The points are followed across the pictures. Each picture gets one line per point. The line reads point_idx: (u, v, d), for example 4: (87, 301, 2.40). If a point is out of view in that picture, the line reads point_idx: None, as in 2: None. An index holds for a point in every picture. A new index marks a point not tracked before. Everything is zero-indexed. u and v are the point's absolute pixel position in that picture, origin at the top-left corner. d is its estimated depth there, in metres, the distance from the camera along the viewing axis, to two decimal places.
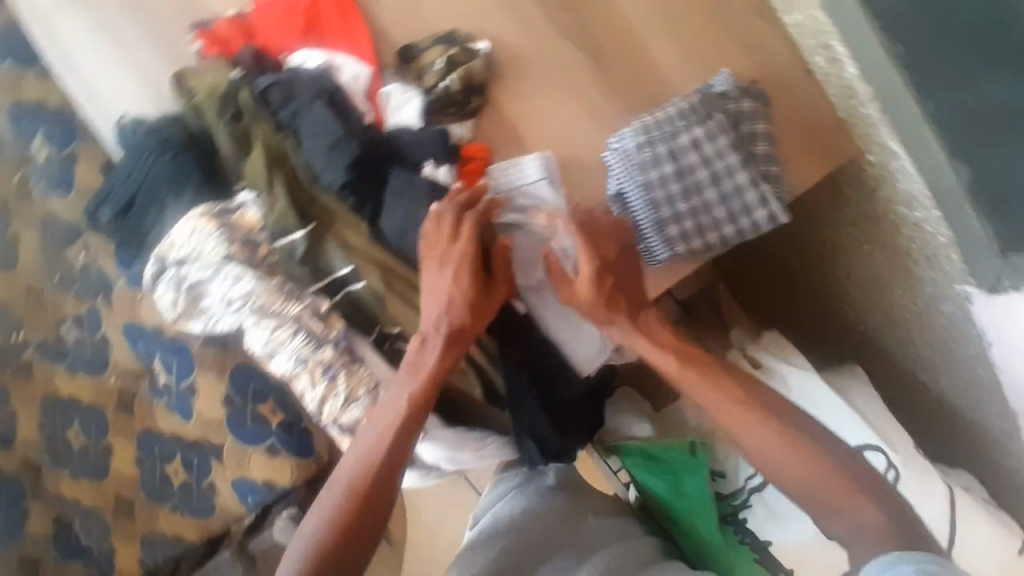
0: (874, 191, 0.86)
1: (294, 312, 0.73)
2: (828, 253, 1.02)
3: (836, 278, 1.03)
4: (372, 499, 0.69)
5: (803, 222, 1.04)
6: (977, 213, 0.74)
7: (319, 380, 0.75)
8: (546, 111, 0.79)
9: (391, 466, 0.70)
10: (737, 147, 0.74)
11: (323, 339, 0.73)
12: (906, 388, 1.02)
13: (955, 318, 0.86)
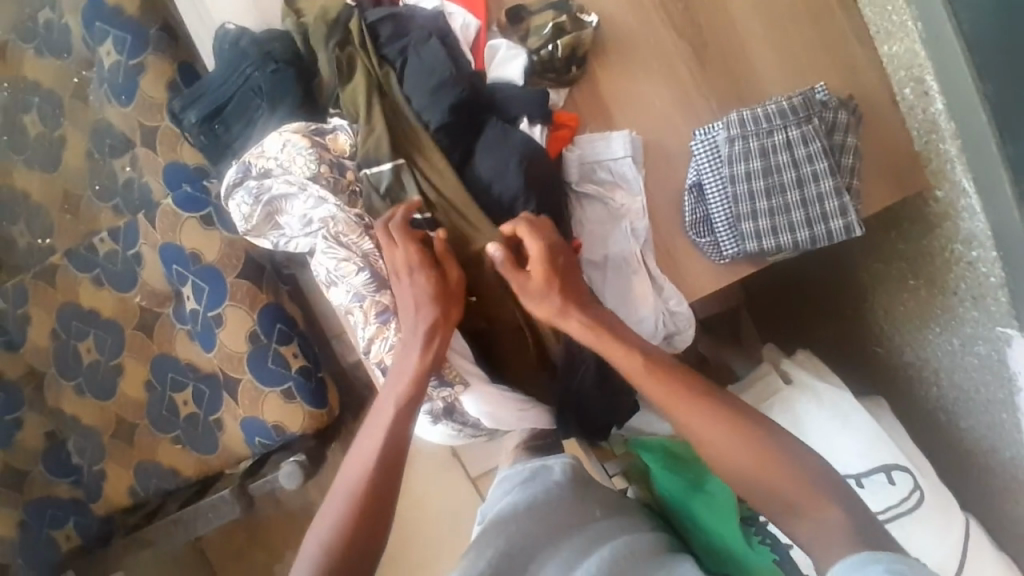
0: (936, 227, 0.89)
1: (364, 248, 0.73)
2: (869, 283, 1.03)
3: (872, 310, 1.04)
4: (376, 487, 0.67)
5: (846, 252, 1.05)
6: None
7: (371, 320, 0.74)
8: (638, 92, 0.82)
9: (392, 454, 0.69)
10: (827, 155, 0.76)
11: (386, 280, 0.74)
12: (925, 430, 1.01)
13: (989, 360, 0.89)
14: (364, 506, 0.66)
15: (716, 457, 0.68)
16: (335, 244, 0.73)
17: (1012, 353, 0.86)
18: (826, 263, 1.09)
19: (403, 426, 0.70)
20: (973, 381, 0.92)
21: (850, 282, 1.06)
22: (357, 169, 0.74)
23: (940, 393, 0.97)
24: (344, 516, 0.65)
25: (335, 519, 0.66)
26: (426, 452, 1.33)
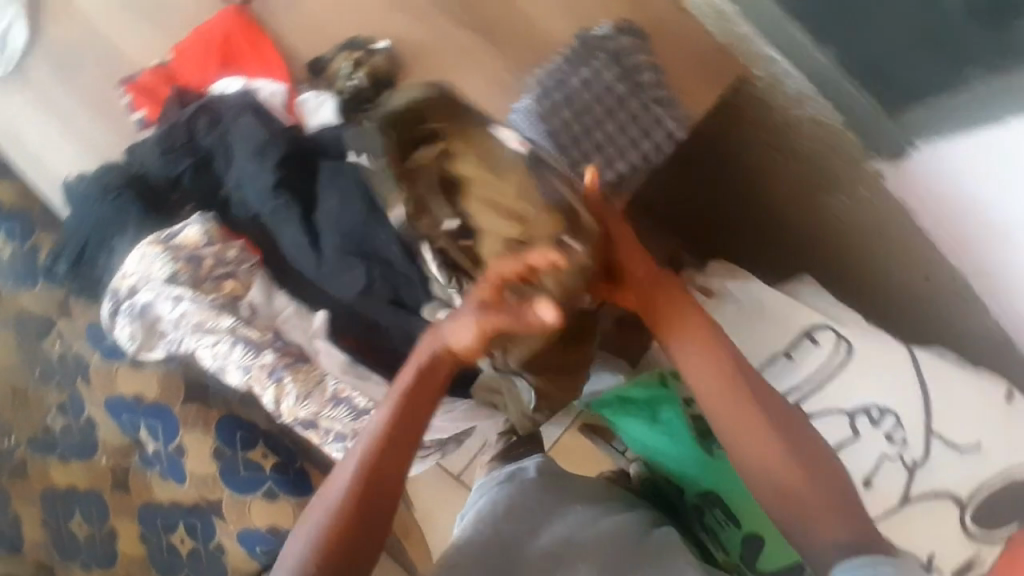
0: (770, 102, 0.91)
1: (227, 325, 0.75)
2: (752, 182, 1.04)
3: (766, 206, 1.04)
4: (352, 515, 0.60)
5: (717, 166, 1.07)
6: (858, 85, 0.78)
7: (266, 384, 0.75)
8: (451, 89, 0.86)
9: (388, 456, 0.61)
10: (624, 80, 0.81)
11: (261, 342, 0.75)
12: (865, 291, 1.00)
13: (875, 200, 0.89)
14: (332, 534, 0.59)
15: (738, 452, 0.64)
16: (204, 333, 0.76)
17: (890, 183, 0.85)
18: (704, 184, 1.11)
19: (388, 450, 0.62)
20: (879, 227, 0.91)
21: (733, 186, 1.07)
22: (214, 255, 0.77)
23: (845, 250, 0.99)
24: (314, 546, 0.58)
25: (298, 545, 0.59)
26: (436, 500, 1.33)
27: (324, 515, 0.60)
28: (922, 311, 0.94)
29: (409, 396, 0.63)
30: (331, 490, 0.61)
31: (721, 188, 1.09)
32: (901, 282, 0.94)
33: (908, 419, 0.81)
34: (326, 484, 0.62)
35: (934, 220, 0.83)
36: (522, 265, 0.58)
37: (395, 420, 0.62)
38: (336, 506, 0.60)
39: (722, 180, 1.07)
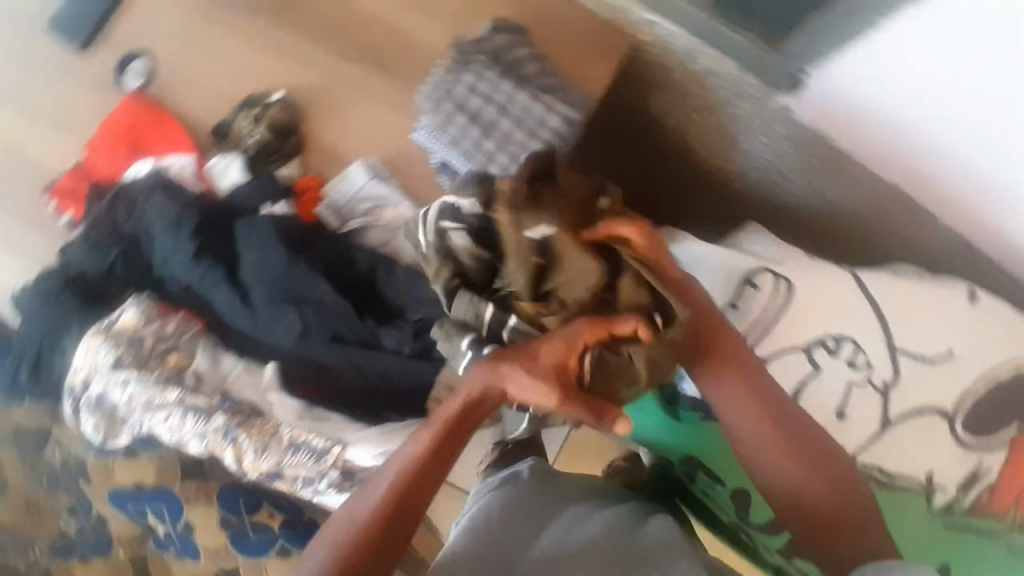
0: (666, 65, 0.92)
1: (176, 397, 0.77)
2: (676, 143, 1.04)
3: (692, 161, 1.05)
4: (375, 544, 0.58)
5: (638, 135, 1.07)
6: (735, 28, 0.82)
7: (224, 446, 0.77)
8: (355, 124, 0.88)
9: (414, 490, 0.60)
10: (510, 77, 0.83)
11: (211, 407, 0.77)
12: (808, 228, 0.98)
13: (789, 134, 0.90)
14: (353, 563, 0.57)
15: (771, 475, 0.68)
16: (157, 410, 0.78)
17: (796, 113, 0.87)
18: (628, 155, 1.10)
19: (419, 481, 0.61)
20: (802, 159, 0.91)
21: (654, 150, 1.08)
22: (155, 333, 0.79)
23: (776, 191, 0.99)
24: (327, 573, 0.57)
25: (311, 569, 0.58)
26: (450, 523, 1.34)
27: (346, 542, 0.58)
28: (863, 236, 0.92)
29: (447, 431, 0.61)
30: (355, 516, 0.59)
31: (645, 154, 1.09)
32: (838, 207, 0.92)
33: (864, 340, 0.80)
34: (349, 510, 0.60)
35: (850, 138, 0.84)
36: (610, 333, 0.59)
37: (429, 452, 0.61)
38: (359, 533, 0.58)
39: (642, 154, 1.10)
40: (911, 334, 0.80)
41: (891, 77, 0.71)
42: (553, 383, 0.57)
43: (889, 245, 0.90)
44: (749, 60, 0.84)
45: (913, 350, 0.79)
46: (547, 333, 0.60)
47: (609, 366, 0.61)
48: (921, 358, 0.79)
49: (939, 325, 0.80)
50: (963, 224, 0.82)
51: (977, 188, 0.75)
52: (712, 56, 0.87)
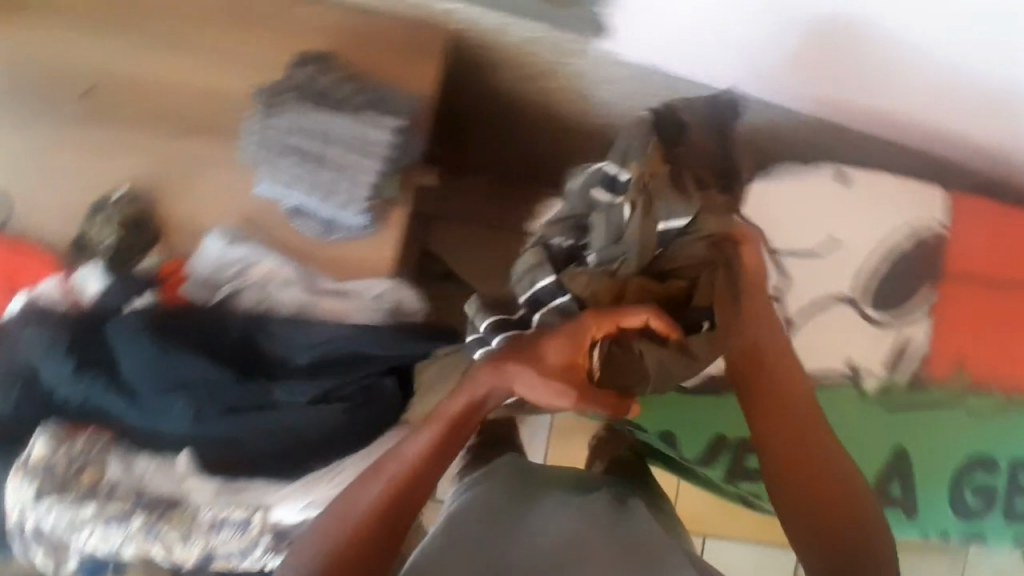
0: (484, 42, 0.90)
1: (93, 512, 0.81)
2: (526, 116, 1.04)
3: (547, 129, 1.06)
4: (372, 533, 0.61)
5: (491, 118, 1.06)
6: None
7: (151, 543, 0.82)
8: (205, 193, 0.88)
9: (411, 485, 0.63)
10: (325, 106, 0.80)
11: (126, 512, 0.81)
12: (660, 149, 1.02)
13: (618, 72, 0.90)
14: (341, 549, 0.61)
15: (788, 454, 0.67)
16: (84, 527, 0.81)
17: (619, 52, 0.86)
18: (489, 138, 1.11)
19: (420, 469, 0.63)
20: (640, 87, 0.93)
21: (510, 128, 1.08)
22: (65, 456, 0.80)
23: (634, 124, 1.00)
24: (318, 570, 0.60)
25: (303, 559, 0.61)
26: None
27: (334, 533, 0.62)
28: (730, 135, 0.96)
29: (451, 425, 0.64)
30: (348, 507, 0.62)
31: (505, 134, 1.09)
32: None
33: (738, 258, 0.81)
34: (343, 501, 0.63)
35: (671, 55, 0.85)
36: (616, 326, 0.64)
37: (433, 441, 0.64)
38: (349, 519, 0.62)
39: (502, 136, 1.10)
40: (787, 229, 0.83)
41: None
42: (552, 386, 0.61)
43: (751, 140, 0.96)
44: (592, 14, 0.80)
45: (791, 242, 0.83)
46: (555, 328, 0.64)
47: (617, 361, 0.68)
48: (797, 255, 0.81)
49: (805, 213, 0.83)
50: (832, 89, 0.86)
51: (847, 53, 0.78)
52: (536, 28, 0.84)
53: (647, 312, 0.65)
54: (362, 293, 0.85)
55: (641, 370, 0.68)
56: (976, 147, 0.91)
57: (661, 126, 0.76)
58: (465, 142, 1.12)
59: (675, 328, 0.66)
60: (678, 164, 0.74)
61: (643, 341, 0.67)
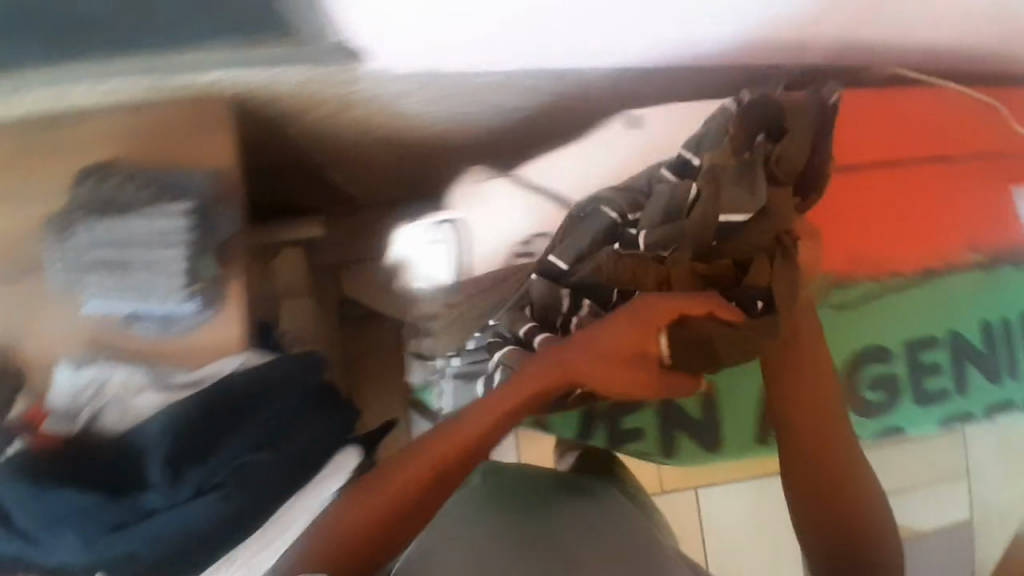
0: (259, 98, 0.88)
1: None
2: (350, 140, 1.04)
3: (381, 143, 1.06)
4: (408, 507, 0.71)
5: (321, 151, 1.06)
6: (269, 48, 0.76)
7: None
8: (50, 332, 0.88)
9: (450, 473, 0.73)
10: (111, 216, 0.79)
11: None
12: (489, 121, 1.03)
13: (400, 83, 0.88)
14: (399, 497, 0.71)
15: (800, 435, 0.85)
16: None
17: (383, 65, 0.83)
18: (334, 161, 1.11)
19: (487, 429, 0.74)
20: (431, 87, 0.91)
21: (347, 151, 1.08)
22: None
23: (445, 122, 1.01)
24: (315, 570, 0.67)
25: (373, 504, 0.70)
26: None
27: (398, 494, 0.71)
28: (539, 97, 0.97)
29: (532, 388, 0.74)
30: (420, 458, 0.72)
31: (345, 156, 1.09)
32: (490, 104, 0.97)
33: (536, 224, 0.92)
34: (424, 447, 0.73)
35: (436, 53, 0.82)
36: (678, 313, 0.74)
37: (494, 402, 0.75)
38: (398, 497, 0.71)
39: (344, 159, 1.10)
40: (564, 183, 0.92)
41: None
42: (615, 363, 0.74)
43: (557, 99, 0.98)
44: (345, 46, 0.78)
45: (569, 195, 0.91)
46: (621, 313, 0.75)
47: (682, 340, 0.75)
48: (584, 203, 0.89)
49: (576, 172, 0.94)
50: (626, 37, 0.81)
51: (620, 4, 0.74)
52: (302, 71, 0.84)
53: (708, 300, 0.74)
54: (215, 368, 0.85)
55: (711, 352, 0.77)
56: (797, 49, 0.85)
57: (754, 120, 0.80)
58: (313, 172, 1.14)
59: (736, 312, 0.75)
60: (769, 153, 0.79)
61: (708, 324, 0.75)
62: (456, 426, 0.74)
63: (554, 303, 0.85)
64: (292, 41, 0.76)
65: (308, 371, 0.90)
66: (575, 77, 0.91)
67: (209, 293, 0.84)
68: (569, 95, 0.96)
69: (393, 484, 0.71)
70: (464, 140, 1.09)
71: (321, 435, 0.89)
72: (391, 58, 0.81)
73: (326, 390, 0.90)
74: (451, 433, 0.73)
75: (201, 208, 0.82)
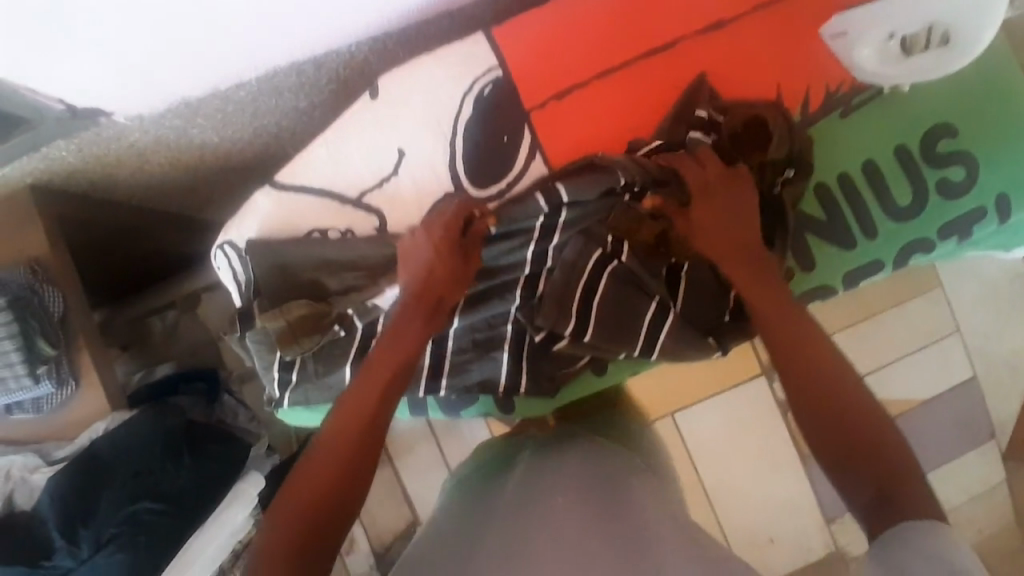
0: (56, 175, 0.93)
1: None
2: (181, 185, 1.08)
3: (212, 181, 1.10)
4: (343, 472, 0.62)
5: (158, 198, 1.10)
6: (21, 129, 0.79)
7: None
8: None
9: (360, 438, 0.64)
10: None
11: None
12: (288, 134, 1.04)
13: (170, 126, 0.91)
14: (305, 485, 0.61)
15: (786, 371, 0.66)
16: None
17: (136, 114, 0.85)
18: (181, 204, 1.15)
19: (361, 426, 0.65)
20: (205, 121, 0.92)
21: (189, 195, 1.12)
22: None
23: (247, 139, 1.01)
24: (272, 533, 0.57)
25: (285, 519, 0.58)
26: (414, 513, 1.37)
27: (317, 465, 0.62)
28: (320, 85, 0.94)
29: (388, 361, 0.69)
30: (335, 446, 0.63)
31: (188, 199, 1.13)
32: (282, 107, 0.96)
33: (292, 247, 0.77)
34: (332, 444, 0.64)
35: (176, 91, 0.84)
36: (694, 299, 0.77)
37: (361, 400, 0.66)
38: (329, 459, 0.63)
39: (195, 203, 1.15)
40: (342, 176, 0.79)
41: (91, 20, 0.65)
42: (442, 293, 0.72)
43: (337, 86, 0.95)
44: (79, 110, 0.80)
45: (353, 194, 0.79)
46: (653, 285, 0.76)
47: (689, 313, 0.78)
48: (348, 206, 0.79)
49: (357, 155, 0.78)
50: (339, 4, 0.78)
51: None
52: (69, 143, 0.86)
53: (707, 301, 0.77)
54: (90, 428, 0.90)
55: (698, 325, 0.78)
56: None
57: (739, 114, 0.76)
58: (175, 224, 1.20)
59: (717, 302, 0.78)
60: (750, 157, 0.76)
61: (704, 308, 0.78)
62: (345, 414, 0.65)
63: (579, 276, 0.75)
64: (37, 118, 0.78)
65: (163, 418, 0.90)
66: (326, 71, 0.91)
67: (62, 370, 0.89)
68: (350, 70, 0.93)
69: (301, 476, 0.62)
70: (292, 135, 1.05)
71: (215, 455, 0.93)
72: (133, 107, 0.83)
73: (188, 432, 0.92)
74: (340, 432, 0.64)
75: (23, 296, 0.87)
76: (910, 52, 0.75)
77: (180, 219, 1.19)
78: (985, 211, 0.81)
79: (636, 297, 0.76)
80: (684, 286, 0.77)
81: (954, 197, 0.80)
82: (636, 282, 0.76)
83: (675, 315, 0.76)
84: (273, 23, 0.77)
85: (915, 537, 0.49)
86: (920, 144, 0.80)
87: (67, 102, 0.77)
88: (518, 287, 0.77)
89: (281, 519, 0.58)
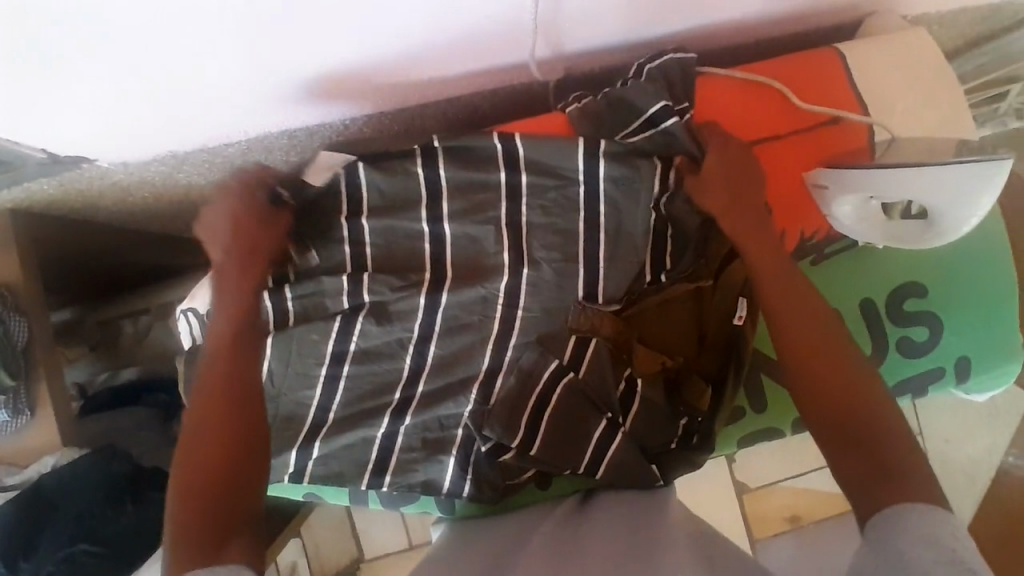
0: (37, 202, 0.93)
1: None
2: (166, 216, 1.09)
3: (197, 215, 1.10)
4: (233, 444, 0.64)
5: (140, 225, 1.11)
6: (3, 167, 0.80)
7: None
8: None
9: (224, 407, 0.66)
10: None
11: None
12: None
13: (157, 171, 0.90)
14: (190, 525, 0.59)
15: (776, 303, 0.68)
16: None
17: (122, 161, 0.85)
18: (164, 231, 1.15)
19: (228, 394, 0.66)
20: (192, 169, 0.92)
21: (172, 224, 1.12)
22: None
23: None
24: (177, 523, 0.59)
25: (193, 503, 0.60)
26: (369, 557, 1.45)
27: (198, 511, 0.60)
28: (312, 146, 0.93)
29: (216, 387, 0.66)
30: (209, 431, 0.64)
31: (172, 228, 1.14)
32: (273, 160, 0.95)
33: None
34: (206, 428, 0.64)
35: (164, 146, 0.84)
36: (644, 423, 0.79)
37: (206, 427, 0.65)
38: (199, 465, 0.63)
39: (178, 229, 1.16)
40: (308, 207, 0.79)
41: (71, 92, 0.66)
42: (253, 268, 0.71)
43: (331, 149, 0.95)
44: (60, 157, 0.80)
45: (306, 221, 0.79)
46: (610, 401, 0.78)
47: (640, 433, 0.79)
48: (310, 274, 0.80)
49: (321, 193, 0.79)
50: (333, 84, 0.76)
51: (289, 68, 0.70)
52: (51, 180, 0.86)
53: (657, 426, 0.79)
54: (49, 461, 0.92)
55: (648, 450, 0.80)
56: (509, 71, 0.82)
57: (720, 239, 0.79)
58: (159, 247, 1.19)
59: (671, 431, 0.80)
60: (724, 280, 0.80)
61: (655, 436, 0.80)
62: (205, 420, 0.65)
63: (534, 385, 0.77)
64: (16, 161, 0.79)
65: (110, 464, 0.92)
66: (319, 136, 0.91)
67: (19, 400, 0.90)
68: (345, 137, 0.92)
69: (187, 496, 0.61)
70: None
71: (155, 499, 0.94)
72: (115, 157, 0.83)
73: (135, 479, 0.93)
74: (196, 461, 0.63)
75: None
76: (891, 215, 0.76)
77: (163, 240, 1.18)
78: (942, 371, 0.83)
79: (588, 412, 0.78)
80: (637, 405, 0.79)
81: (912, 355, 0.82)
82: (592, 395, 0.78)
83: (622, 436, 0.78)
84: (263, 97, 0.77)
85: (916, 523, 0.52)
86: (884, 299, 0.82)
87: (50, 151, 0.78)
88: (473, 390, 0.78)
89: (186, 515, 0.60)
